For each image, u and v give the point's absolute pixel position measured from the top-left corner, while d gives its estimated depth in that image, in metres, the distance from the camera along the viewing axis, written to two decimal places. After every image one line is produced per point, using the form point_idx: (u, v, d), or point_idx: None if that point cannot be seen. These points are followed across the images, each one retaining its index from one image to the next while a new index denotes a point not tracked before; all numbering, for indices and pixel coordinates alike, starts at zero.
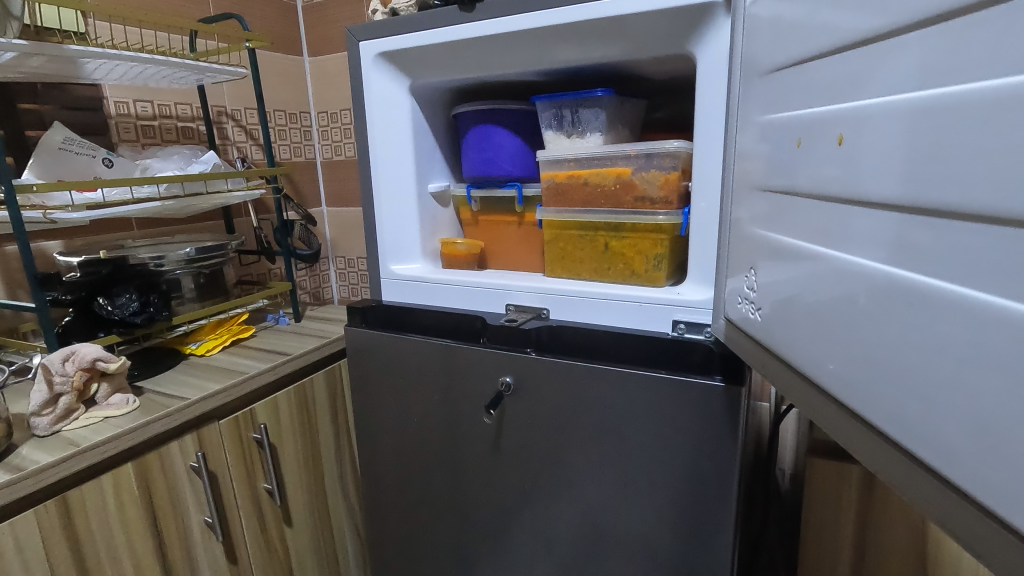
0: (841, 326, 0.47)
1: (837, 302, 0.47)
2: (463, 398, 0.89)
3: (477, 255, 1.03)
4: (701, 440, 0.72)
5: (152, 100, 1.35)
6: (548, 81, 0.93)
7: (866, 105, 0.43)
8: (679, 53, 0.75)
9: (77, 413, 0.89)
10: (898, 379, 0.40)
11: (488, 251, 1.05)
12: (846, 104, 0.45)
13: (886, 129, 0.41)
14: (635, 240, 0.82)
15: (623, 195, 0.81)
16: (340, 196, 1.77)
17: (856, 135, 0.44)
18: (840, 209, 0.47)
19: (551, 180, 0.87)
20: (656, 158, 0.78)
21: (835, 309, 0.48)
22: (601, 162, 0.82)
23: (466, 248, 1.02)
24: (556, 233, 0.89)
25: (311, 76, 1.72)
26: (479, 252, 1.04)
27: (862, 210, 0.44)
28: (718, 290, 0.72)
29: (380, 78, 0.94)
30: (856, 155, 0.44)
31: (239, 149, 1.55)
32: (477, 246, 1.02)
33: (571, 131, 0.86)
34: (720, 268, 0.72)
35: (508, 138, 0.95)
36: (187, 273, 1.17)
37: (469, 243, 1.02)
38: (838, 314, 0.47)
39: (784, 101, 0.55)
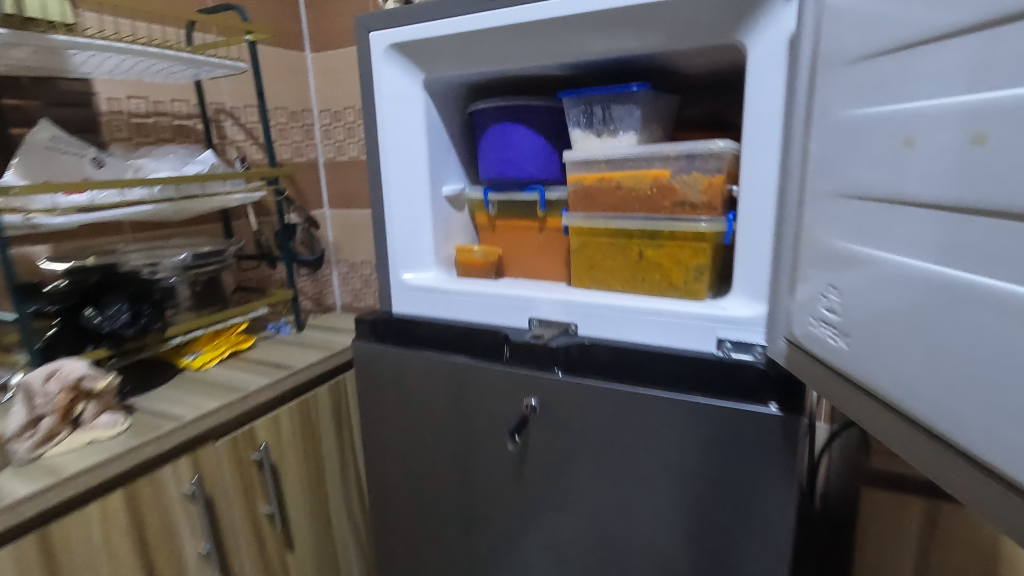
0: (928, 364, 0.37)
1: (926, 335, 0.37)
2: (482, 420, 0.81)
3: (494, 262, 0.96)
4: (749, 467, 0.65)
5: (146, 97, 1.27)
6: (574, 75, 0.86)
7: (937, 82, 0.36)
8: (725, 44, 0.68)
9: (60, 437, 0.82)
10: (984, 415, 0.33)
11: (506, 258, 0.98)
12: (910, 81, 0.38)
13: (964, 108, 0.34)
14: (673, 250, 0.74)
15: (660, 199, 0.74)
16: (343, 198, 1.70)
17: (927, 115, 0.37)
18: (922, 217, 0.38)
19: (579, 183, 0.80)
20: (698, 159, 0.71)
21: (921, 342, 0.38)
22: (635, 163, 0.75)
23: (483, 255, 0.95)
24: (584, 241, 0.81)
25: (313, 72, 1.64)
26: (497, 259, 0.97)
27: (932, 206, 0.37)
28: (779, 307, 0.60)
29: (391, 72, 0.87)
30: (926, 141, 0.37)
31: (238, 149, 1.48)
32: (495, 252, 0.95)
33: (601, 129, 0.78)
34: (778, 270, 0.61)
35: (530, 137, 0.88)
36: (183, 280, 1.11)
37: (486, 250, 0.95)
38: (923, 348, 0.38)
39: (847, 88, 0.45)
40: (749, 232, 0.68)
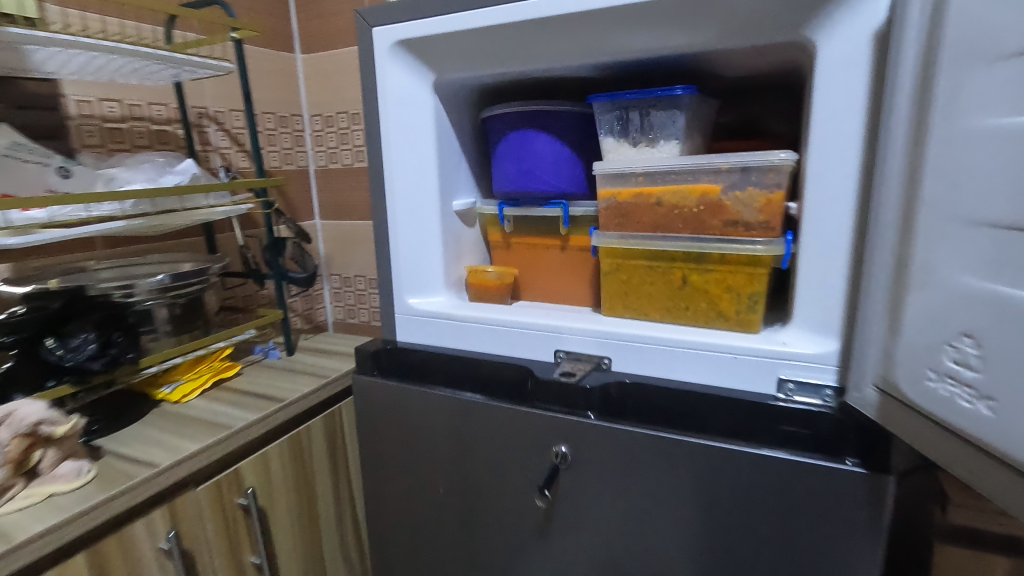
0: None
1: None
2: (501, 470, 0.71)
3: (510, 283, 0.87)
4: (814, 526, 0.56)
5: (120, 100, 1.16)
6: (602, 77, 0.77)
7: None
8: (788, 42, 0.59)
9: (13, 492, 0.70)
10: None
11: (522, 279, 0.89)
12: None
13: None
14: (723, 275, 0.65)
15: (708, 218, 0.65)
16: (336, 208, 1.59)
17: None
18: None
19: (613, 198, 0.70)
20: (754, 173, 0.62)
21: None
22: (678, 177, 0.66)
23: (498, 277, 0.85)
24: (617, 263, 0.72)
25: (304, 75, 1.54)
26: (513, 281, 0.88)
27: None
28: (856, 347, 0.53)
29: (397, 73, 0.77)
30: None
31: (222, 157, 1.37)
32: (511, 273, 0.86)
33: (637, 138, 0.69)
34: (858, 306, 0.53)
35: (552, 146, 0.79)
36: (160, 302, 1.01)
37: (501, 270, 0.85)
38: None
39: (993, 91, 0.35)
40: (816, 258, 0.59)
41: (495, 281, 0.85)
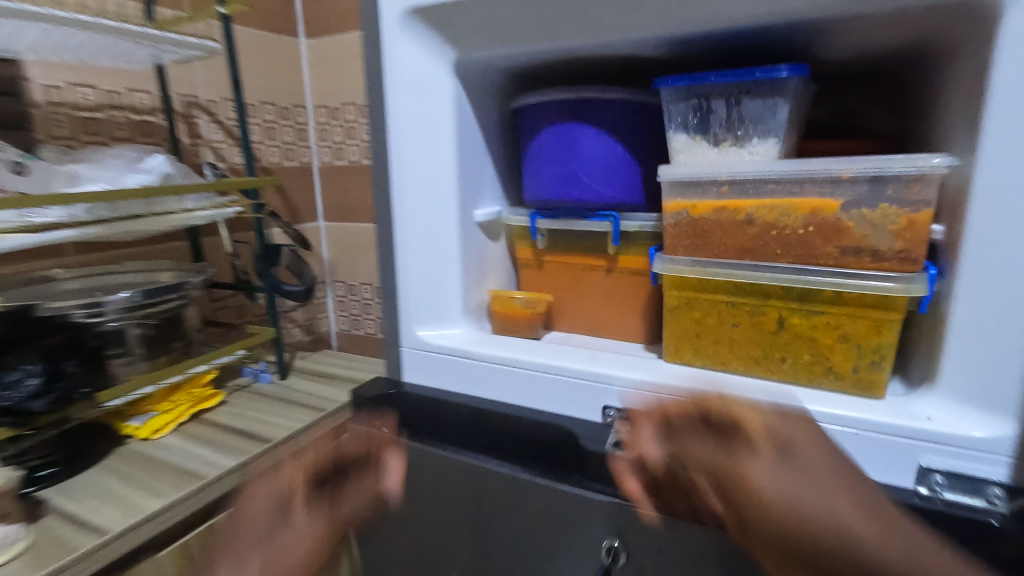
0: None
1: None
2: (536, 563, 0.55)
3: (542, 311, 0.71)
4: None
5: (95, 85, 1.02)
6: (667, 56, 0.61)
7: None
8: (950, 3, 0.42)
9: None
10: None
11: (557, 306, 0.73)
12: None
13: None
14: (838, 320, 0.49)
15: (819, 243, 0.48)
16: (341, 209, 1.44)
17: None
18: None
19: (684, 213, 0.55)
20: (891, 184, 0.46)
21: None
22: (779, 187, 0.50)
23: (528, 303, 0.70)
24: (686, 297, 0.56)
25: (308, 62, 1.39)
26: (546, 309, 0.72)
27: None
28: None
29: (410, 50, 0.61)
30: None
31: (214, 151, 1.22)
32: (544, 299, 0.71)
33: (719, 135, 0.53)
34: None
35: (601, 144, 0.63)
36: (129, 323, 0.87)
37: (532, 297, 0.70)
38: None
39: None
40: (985, 306, 0.43)
41: (524, 309, 0.70)
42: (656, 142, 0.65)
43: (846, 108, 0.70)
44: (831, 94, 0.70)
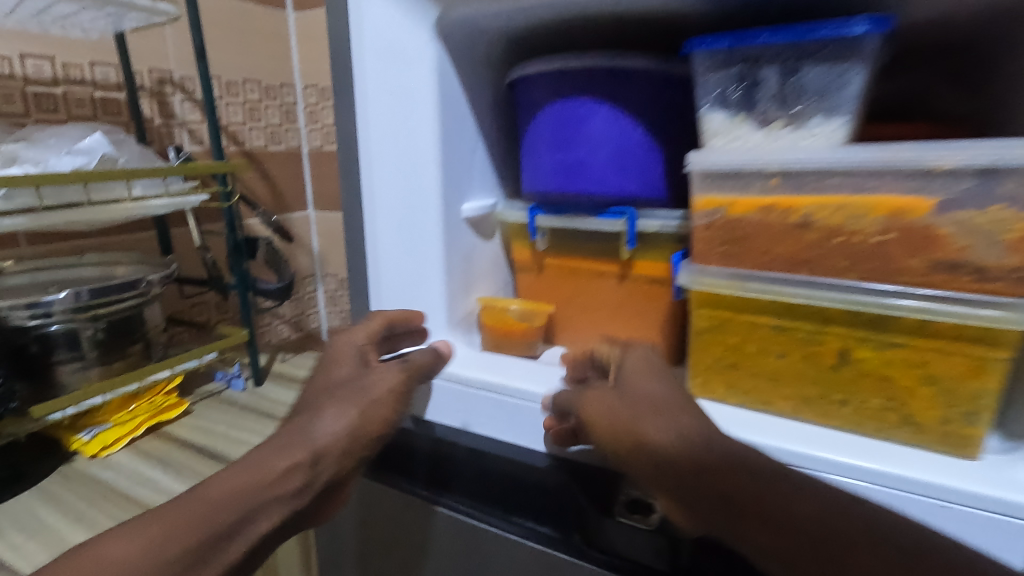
0: None
1: None
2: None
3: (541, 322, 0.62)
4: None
5: (51, 57, 0.92)
6: (702, 14, 0.49)
7: None
8: None
9: None
10: None
11: (559, 318, 0.63)
12: None
13: None
14: (922, 357, 0.39)
15: (900, 256, 0.39)
16: (332, 198, 1.34)
17: None
18: None
19: (720, 211, 0.44)
20: (1002, 179, 0.36)
21: None
22: (846, 181, 0.40)
23: (523, 314, 0.61)
24: (720, 318, 0.46)
25: (297, 37, 1.28)
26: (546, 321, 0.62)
27: None
28: None
29: (384, 8, 0.50)
30: None
31: (191, 133, 1.11)
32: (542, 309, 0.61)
33: (769, 113, 0.43)
34: None
35: (616, 126, 0.52)
36: (76, 325, 0.76)
37: (529, 309, 0.60)
38: None
39: None
40: None
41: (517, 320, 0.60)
42: (681, 123, 0.54)
43: (913, 85, 0.59)
44: (897, 68, 0.58)
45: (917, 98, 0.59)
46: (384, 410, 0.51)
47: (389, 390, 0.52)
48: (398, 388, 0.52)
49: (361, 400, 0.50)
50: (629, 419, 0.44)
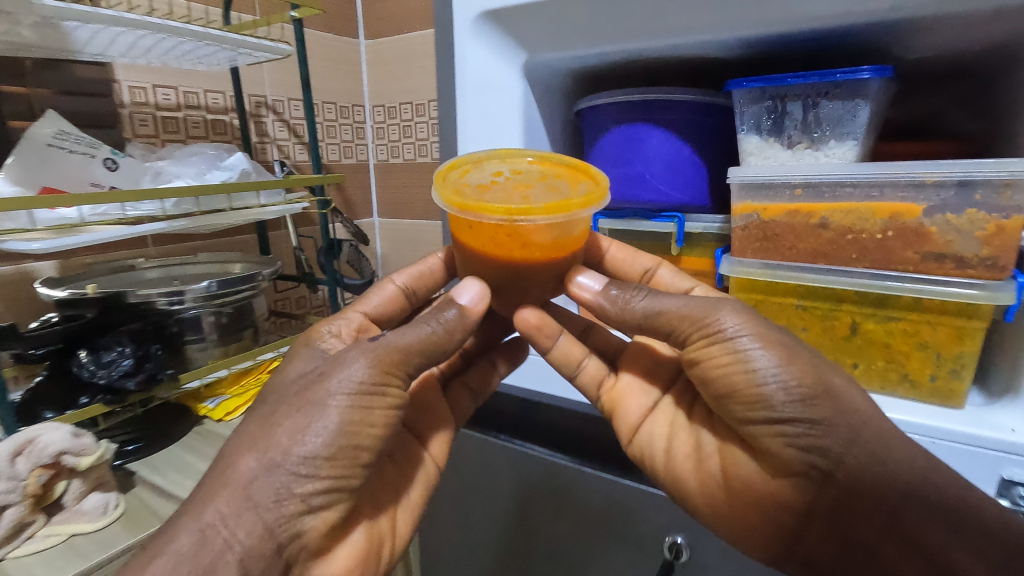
0: None
1: None
2: (609, 543, 0.65)
3: (562, 232, 0.47)
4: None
5: (175, 86, 1.08)
6: (740, 56, 0.61)
7: None
8: None
9: (31, 529, 0.63)
10: None
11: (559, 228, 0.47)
12: None
13: None
14: (916, 328, 0.50)
15: (898, 249, 0.49)
16: (394, 205, 1.48)
17: None
18: None
19: (755, 215, 0.56)
20: (978, 188, 0.46)
21: None
22: (856, 191, 0.50)
23: (540, 227, 0.46)
24: (754, 299, 0.57)
25: (367, 62, 1.44)
26: (552, 230, 0.46)
27: None
28: None
29: (482, 51, 0.63)
30: None
31: (279, 149, 1.28)
32: (570, 216, 0.45)
33: (794, 137, 0.54)
34: None
35: (667, 144, 0.64)
36: (205, 311, 0.89)
37: (542, 218, 0.45)
38: None
39: None
40: None
41: (519, 233, 0.46)
42: (722, 141, 0.66)
43: (926, 107, 0.68)
44: (908, 93, 0.68)
45: (930, 119, 0.69)
46: (401, 373, 0.47)
47: (405, 346, 0.47)
48: (432, 339, 0.49)
49: (389, 346, 0.47)
50: (690, 306, 0.48)
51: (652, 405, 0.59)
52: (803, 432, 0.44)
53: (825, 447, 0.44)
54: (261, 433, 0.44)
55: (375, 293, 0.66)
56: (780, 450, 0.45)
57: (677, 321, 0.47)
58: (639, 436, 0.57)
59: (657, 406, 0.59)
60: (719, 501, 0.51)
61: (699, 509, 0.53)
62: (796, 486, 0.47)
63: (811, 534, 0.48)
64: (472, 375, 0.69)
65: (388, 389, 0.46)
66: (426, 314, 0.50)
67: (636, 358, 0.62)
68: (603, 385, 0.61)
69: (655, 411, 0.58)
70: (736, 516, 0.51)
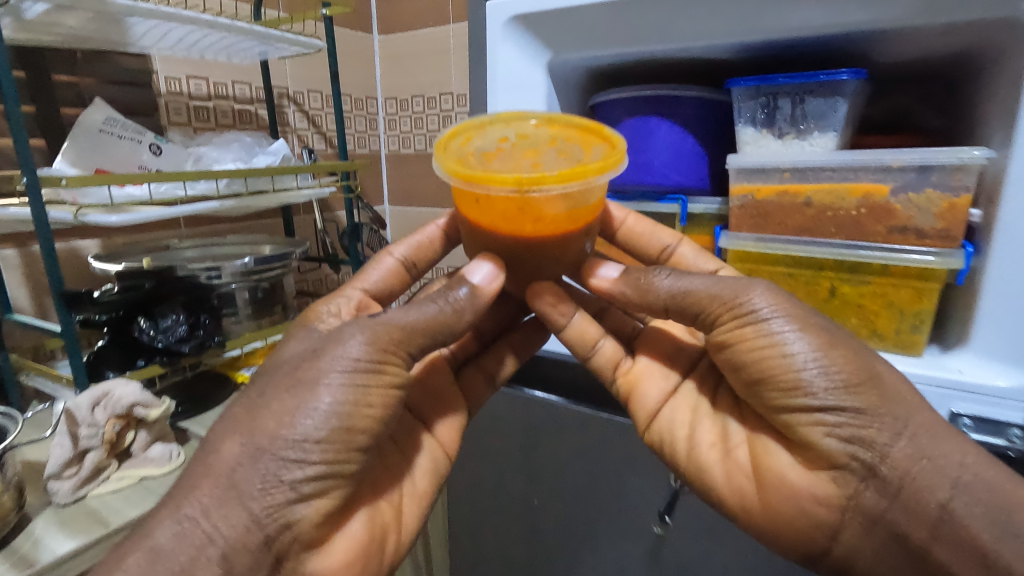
0: None
1: None
2: (622, 487, 0.74)
3: (577, 200, 0.49)
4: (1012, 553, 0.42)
5: (206, 77, 1.14)
6: (738, 58, 0.70)
7: None
8: (995, 18, 0.51)
9: (107, 472, 0.70)
10: None
11: (572, 198, 0.48)
12: None
13: None
14: (884, 289, 0.59)
15: (870, 224, 0.58)
16: (404, 193, 1.56)
17: None
18: None
19: (749, 195, 0.64)
20: (935, 172, 0.55)
21: None
22: (835, 174, 0.59)
23: (552, 198, 0.47)
24: (748, 268, 0.67)
25: (380, 57, 1.51)
26: (565, 200, 0.48)
27: None
28: None
29: (510, 50, 0.72)
30: None
31: (299, 138, 1.34)
32: (582, 182, 0.46)
33: (784, 129, 0.63)
34: None
35: (674, 135, 0.72)
36: (242, 285, 0.96)
37: (554, 187, 0.46)
38: None
39: None
40: (1000, 267, 0.54)
41: (529, 204, 0.47)
42: (721, 133, 0.75)
43: (897, 106, 0.78)
44: (882, 93, 0.78)
45: (901, 116, 0.78)
46: (402, 352, 0.49)
47: (408, 325, 0.49)
48: (438, 318, 0.50)
49: (389, 324, 0.49)
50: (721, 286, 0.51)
51: (673, 389, 0.63)
52: (845, 421, 0.47)
53: (869, 439, 0.47)
54: (247, 417, 0.45)
55: (374, 269, 0.68)
56: (820, 440, 0.48)
57: (707, 300, 0.51)
58: (658, 421, 0.61)
59: (677, 390, 0.63)
60: (750, 495, 0.53)
61: (727, 501, 0.55)
62: (836, 480, 0.49)
63: (850, 536, 0.49)
64: (488, 359, 0.71)
65: (387, 364, 0.47)
66: (435, 293, 0.52)
67: (656, 343, 0.66)
68: (619, 367, 0.65)
69: (676, 395, 0.62)
70: (776, 516, 0.52)
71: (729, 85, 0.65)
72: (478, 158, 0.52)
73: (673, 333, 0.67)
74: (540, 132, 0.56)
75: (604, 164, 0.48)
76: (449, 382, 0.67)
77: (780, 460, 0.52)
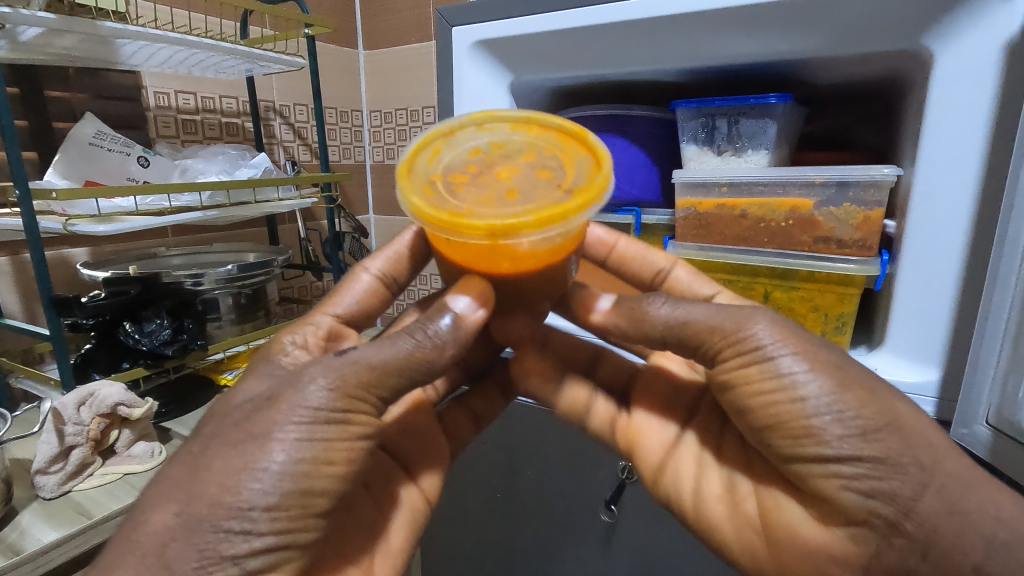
0: None
1: None
2: (578, 478, 0.78)
3: (558, 240, 0.45)
4: (980, 556, 0.41)
5: (195, 92, 1.19)
6: (689, 81, 0.75)
7: None
8: (900, 49, 0.57)
9: (92, 468, 0.74)
10: None
11: (552, 237, 0.45)
12: None
13: None
14: (811, 293, 0.65)
15: (797, 234, 0.64)
16: (389, 203, 1.61)
17: None
18: None
19: (692, 208, 0.69)
20: (853, 187, 0.61)
21: None
22: (766, 189, 0.65)
23: (531, 240, 0.44)
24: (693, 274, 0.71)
25: (366, 71, 1.57)
26: (545, 241, 0.44)
27: None
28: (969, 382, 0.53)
29: (476, 72, 0.77)
30: None
31: (285, 150, 1.39)
32: (562, 225, 0.43)
33: (722, 147, 0.68)
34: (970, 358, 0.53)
35: (627, 151, 0.78)
36: (226, 292, 1.00)
37: (534, 231, 0.43)
38: None
39: None
40: (910, 274, 0.60)
41: (506, 248, 0.44)
42: (672, 148, 0.80)
43: (836, 123, 0.84)
44: (825, 111, 0.83)
45: (844, 133, 0.83)
46: (373, 397, 0.45)
47: (377, 364, 0.44)
48: (415, 354, 0.45)
49: (358, 364, 0.44)
50: (729, 315, 0.46)
51: (673, 440, 0.60)
52: (864, 474, 0.42)
53: (891, 493, 0.42)
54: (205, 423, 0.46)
55: (347, 290, 0.64)
56: (837, 494, 0.44)
57: (707, 331, 0.46)
58: (663, 473, 0.59)
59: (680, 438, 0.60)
60: (761, 552, 0.51)
61: (739, 559, 0.53)
62: (855, 539, 0.44)
63: None
64: (476, 400, 0.71)
65: (354, 412, 0.44)
66: (413, 325, 0.47)
67: (655, 386, 0.65)
68: (617, 424, 0.64)
69: (678, 445, 0.60)
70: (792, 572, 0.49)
71: (674, 106, 0.71)
72: (447, 191, 0.48)
73: (671, 370, 0.66)
74: (512, 150, 0.52)
75: (585, 199, 0.44)
76: (432, 424, 0.66)
77: (793, 516, 0.48)
